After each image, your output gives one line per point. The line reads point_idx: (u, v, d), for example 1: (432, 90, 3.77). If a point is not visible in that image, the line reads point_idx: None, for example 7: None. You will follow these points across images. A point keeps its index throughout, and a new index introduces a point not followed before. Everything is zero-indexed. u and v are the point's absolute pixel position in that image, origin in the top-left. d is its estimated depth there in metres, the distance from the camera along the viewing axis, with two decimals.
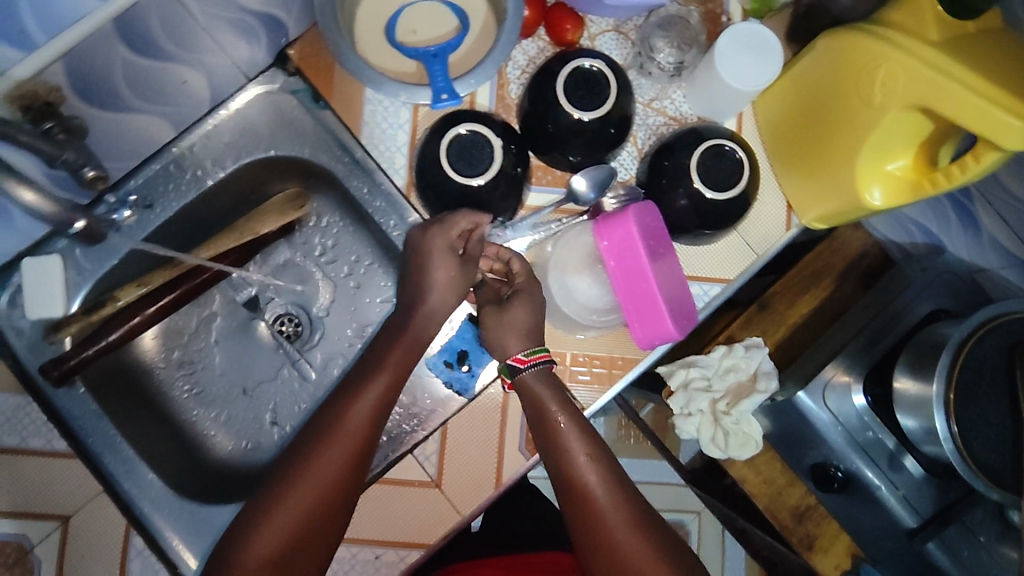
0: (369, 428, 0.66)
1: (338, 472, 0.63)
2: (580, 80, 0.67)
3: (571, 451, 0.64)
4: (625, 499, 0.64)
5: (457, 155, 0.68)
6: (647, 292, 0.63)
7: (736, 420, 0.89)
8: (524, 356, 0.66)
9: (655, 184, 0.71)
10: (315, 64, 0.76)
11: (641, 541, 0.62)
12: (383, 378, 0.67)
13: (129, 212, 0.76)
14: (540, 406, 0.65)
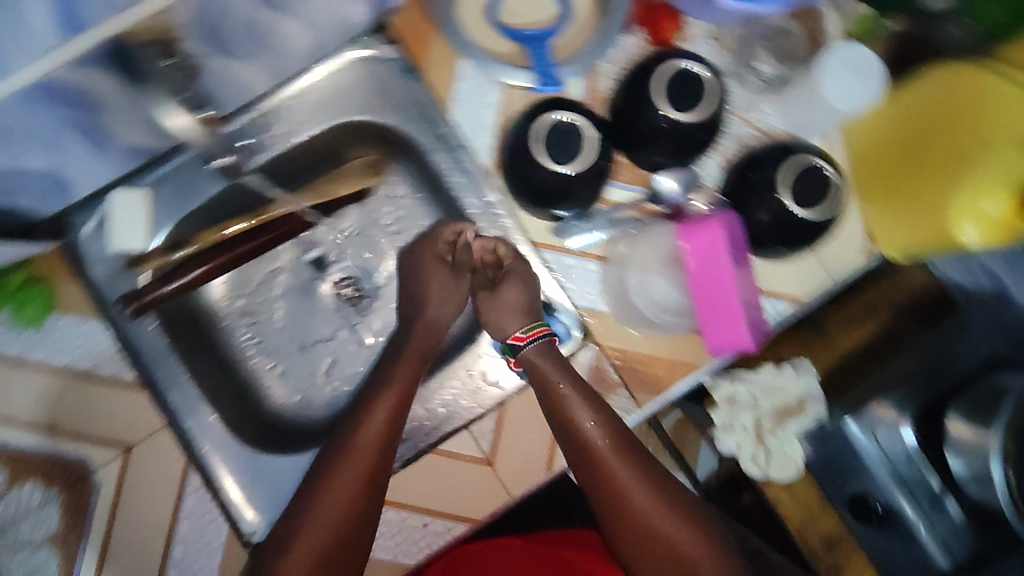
0: (379, 454, 0.65)
1: (358, 489, 0.64)
2: (681, 81, 0.67)
3: (576, 417, 0.67)
4: (635, 461, 0.67)
5: (554, 142, 0.68)
6: (726, 303, 0.65)
7: (782, 442, 0.84)
8: (521, 334, 0.71)
9: (739, 195, 0.71)
10: (414, 33, 0.74)
11: (654, 500, 0.66)
12: (391, 397, 0.68)
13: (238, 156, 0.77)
14: (546, 377, 0.69)
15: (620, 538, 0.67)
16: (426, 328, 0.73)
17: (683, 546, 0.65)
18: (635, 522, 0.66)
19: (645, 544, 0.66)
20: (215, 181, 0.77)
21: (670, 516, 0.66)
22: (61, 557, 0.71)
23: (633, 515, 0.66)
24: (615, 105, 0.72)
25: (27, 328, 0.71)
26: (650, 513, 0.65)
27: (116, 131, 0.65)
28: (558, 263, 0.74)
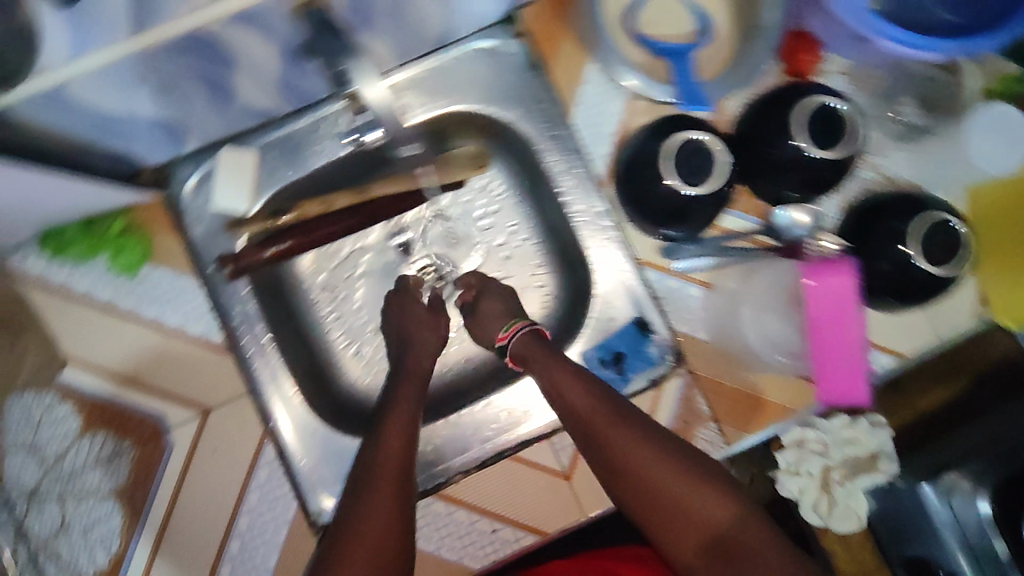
0: (401, 462, 0.63)
1: (387, 510, 0.60)
2: (821, 118, 0.65)
3: (558, 380, 0.64)
4: (632, 424, 0.60)
5: (682, 161, 0.66)
6: (848, 353, 0.63)
7: (850, 493, 0.67)
8: (502, 333, 0.70)
9: (861, 242, 0.69)
10: (547, 31, 0.74)
11: (654, 458, 0.58)
12: (396, 423, 0.66)
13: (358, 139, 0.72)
14: (538, 356, 0.67)
15: (635, 510, 0.59)
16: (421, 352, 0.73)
17: (699, 505, 0.56)
18: (643, 486, 0.58)
19: (659, 511, 0.57)
20: (320, 152, 0.75)
21: (672, 470, 0.57)
22: (125, 512, 0.70)
23: (640, 479, 0.58)
24: (741, 130, 0.70)
25: (123, 276, 0.70)
26: (654, 470, 0.58)
27: (241, 91, 0.63)
28: (660, 283, 0.73)
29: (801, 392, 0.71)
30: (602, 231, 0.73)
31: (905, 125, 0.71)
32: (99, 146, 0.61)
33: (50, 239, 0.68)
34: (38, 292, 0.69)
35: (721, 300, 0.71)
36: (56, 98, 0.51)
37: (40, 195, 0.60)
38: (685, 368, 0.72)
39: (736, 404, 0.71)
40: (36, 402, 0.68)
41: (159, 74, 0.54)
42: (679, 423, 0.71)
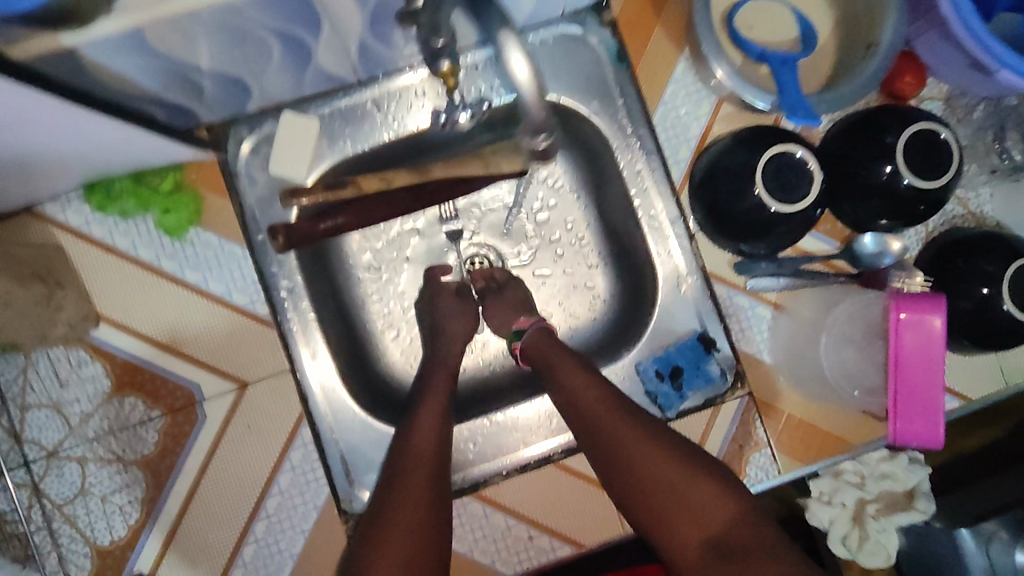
0: (438, 449, 0.60)
1: (423, 502, 0.56)
2: (924, 144, 0.62)
3: (565, 377, 0.62)
4: (634, 418, 0.59)
5: (772, 175, 0.62)
6: (931, 396, 0.59)
7: (883, 528, 0.63)
8: (525, 317, 0.69)
9: (946, 278, 0.66)
10: (635, 24, 0.71)
11: (653, 451, 0.57)
12: (431, 411, 0.63)
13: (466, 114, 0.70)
14: (547, 352, 0.65)
15: (633, 504, 0.57)
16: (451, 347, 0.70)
17: (697, 498, 0.55)
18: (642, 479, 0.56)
19: (655, 503, 0.56)
20: (387, 127, 0.71)
21: (670, 462, 0.56)
22: (147, 482, 0.66)
23: (639, 471, 0.57)
24: (828, 147, 0.67)
25: (169, 237, 0.67)
26: (653, 462, 0.56)
27: (317, 53, 0.60)
28: (729, 300, 0.70)
29: (866, 427, 0.68)
30: (672, 240, 0.70)
31: (1005, 160, 0.67)
32: (162, 97, 0.58)
33: (95, 191, 0.65)
34: (78, 244, 0.66)
35: (791, 324, 0.68)
36: (131, 41, 0.48)
37: (95, 143, 0.57)
38: (746, 390, 0.69)
39: (796, 433, 0.68)
40: (67, 356, 0.66)
41: (239, 28, 0.51)
42: (733, 445, 0.68)
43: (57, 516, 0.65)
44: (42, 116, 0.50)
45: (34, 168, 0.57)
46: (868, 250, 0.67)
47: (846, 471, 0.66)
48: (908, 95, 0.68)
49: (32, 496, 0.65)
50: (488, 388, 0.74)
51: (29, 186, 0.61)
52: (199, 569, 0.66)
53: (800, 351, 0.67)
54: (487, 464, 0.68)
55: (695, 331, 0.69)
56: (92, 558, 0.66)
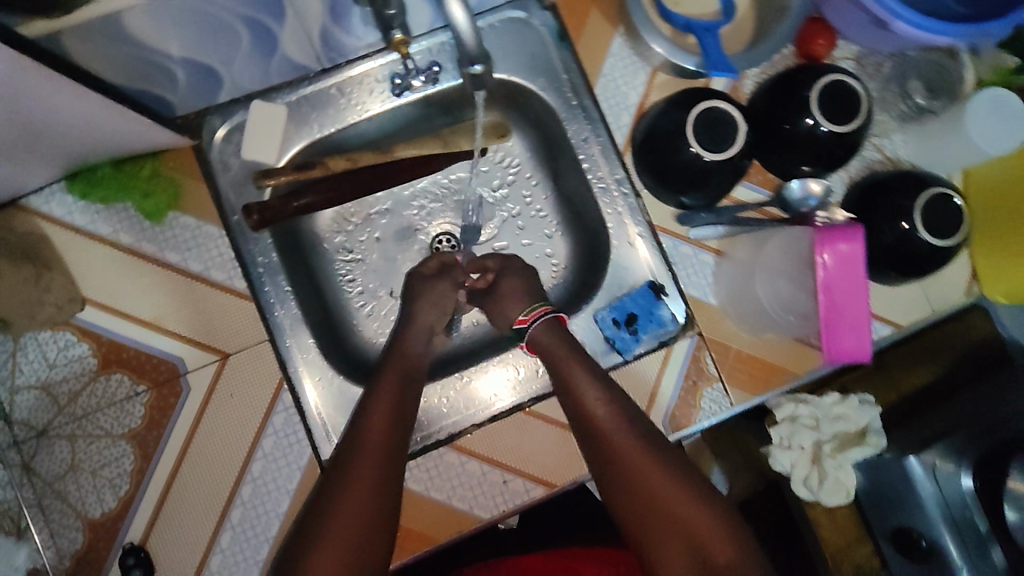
0: (389, 439, 0.63)
1: (378, 478, 0.60)
2: (835, 94, 0.68)
3: (579, 386, 0.64)
4: (645, 439, 0.61)
5: (702, 129, 0.68)
6: (857, 310, 0.66)
7: (839, 465, 0.71)
8: (524, 317, 0.70)
9: (866, 215, 0.72)
10: (574, 6, 0.77)
11: (662, 475, 0.59)
12: (385, 395, 0.66)
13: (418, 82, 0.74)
14: (555, 353, 0.67)
15: (626, 514, 0.60)
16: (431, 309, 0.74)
17: (696, 522, 0.58)
18: (645, 495, 0.59)
19: (652, 520, 0.58)
20: (349, 110, 0.75)
21: (676, 485, 0.59)
22: (136, 454, 0.69)
23: (644, 487, 0.59)
24: (755, 106, 0.74)
25: (149, 221, 0.71)
26: (662, 484, 0.59)
27: (282, 41, 0.65)
28: (675, 250, 0.76)
29: (805, 357, 0.75)
30: (619, 199, 0.76)
31: (912, 106, 0.76)
32: (138, 86, 0.62)
33: (77, 180, 0.69)
34: (61, 233, 0.70)
35: (731, 267, 0.74)
36: (109, 28, 0.52)
37: (77, 130, 0.61)
38: (695, 330, 0.75)
39: (741, 368, 0.74)
40: (54, 339, 0.69)
41: (209, 16, 0.56)
42: (687, 382, 0.74)
43: (49, 493, 0.68)
44: (28, 100, 0.54)
45: (19, 157, 0.61)
46: (796, 195, 0.75)
47: (802, 416, 0.72)
48: (822, 56, 0.75)
49: (24, 474, 0.68)
50: (459, 353, 0.81)
51: (14, 175, 0.64)
52: (188, 535, 0.69)
53: (741, 290, 0.73)
54: (459, 417, 0.74)
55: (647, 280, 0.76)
56: (84, 531, 0.68)
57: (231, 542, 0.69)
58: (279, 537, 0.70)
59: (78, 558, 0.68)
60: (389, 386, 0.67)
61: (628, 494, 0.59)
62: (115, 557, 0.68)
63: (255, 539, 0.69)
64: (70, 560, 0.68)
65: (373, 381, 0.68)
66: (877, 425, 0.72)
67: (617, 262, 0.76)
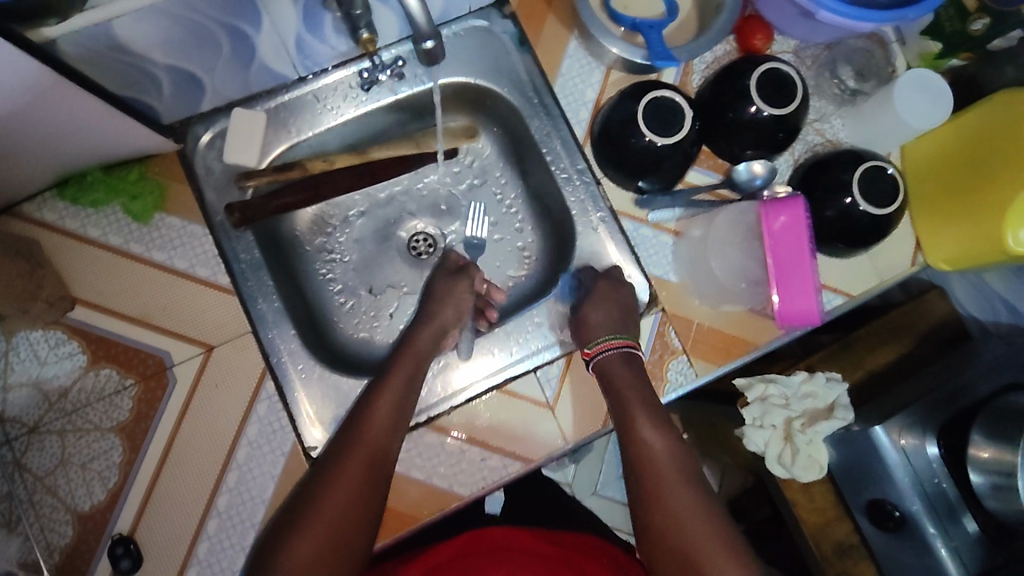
0: (386, 440, 0.65)
1: (363, 472, 0.63)
2: (772, 80, 0.74)
3: (636, 411, 0.69)
4: (689, 484, 0.66)
5: (651, 117, 0.74)
6: (803, 276, 0.72)
7: (810, 440, 0.79)
8: (589, 350, 0.73)
9: (810, 192, 0.78)
10: (532, 12, 0.82)
11: (690, 514, 0.64)
12: (389, 391, 0.68)
13: (386, 76, 0.80)
14: (617, 378, 0.71)
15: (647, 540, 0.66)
16: (447, 304, 0.77)
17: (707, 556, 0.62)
18: (667, 528, 0.64)
19: (668, 549, 0.64)
20: (325, 115, 0.80)
21: (700, 525, 0.64)
22: (125, 446, 0.72)
23: (670, 522, 0.64)
24: (702, 96, 0.80)
25: (137, 222, 0.74)
26: (686, 520, 0.64)
27: (260, 48, 0.70)
28: (636, 233, 0.80)
29: (764, 329, 0.78)
30: (582, 188, 0.81)
31: (844, 90, 0.82)
32: (126, 93, 0.67)
33: (69, 185, 0.73)
34: (52, 237, 0.73)
35: (688, 246, 0.79)
36: (101, 35, 0.57)
37: (69, 135, 0.65)
38: (659, 307, 0.79)
39: (705, 341, 0.78)
40: (45, 338, 0.72)
41: (192, 23, 0.61)
42: (654, 356, 0.78)
43: (39, 488, 0.70)
44: (21, 102, 0.58)
45: (11, 161, 0.65)
46: (743, 177, 0.80)
47: (773, 396, 0.82)
48: (762, 50, 0.81)
49: (15, 470, 0.70)
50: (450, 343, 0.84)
51: (7, 181, 0.68)
52: (177, 523, 0.71)
53: (698, 265, 0.78)
54: (437, 401, 0.77)
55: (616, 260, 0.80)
56: (75, 524, 0.70)
57: (219, 529, 0.71)
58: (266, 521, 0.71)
59: (69, 551, 0.69)
60: (394, 383, 0.69)
61: (654, 525, 0.65)
62: (105, 547, 0.70)
63: (243, 524, 0.71)
64: (60, 553, 0.69)
65: (379, 380, 0.70)
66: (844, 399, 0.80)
67: (583, 247, 0.81)
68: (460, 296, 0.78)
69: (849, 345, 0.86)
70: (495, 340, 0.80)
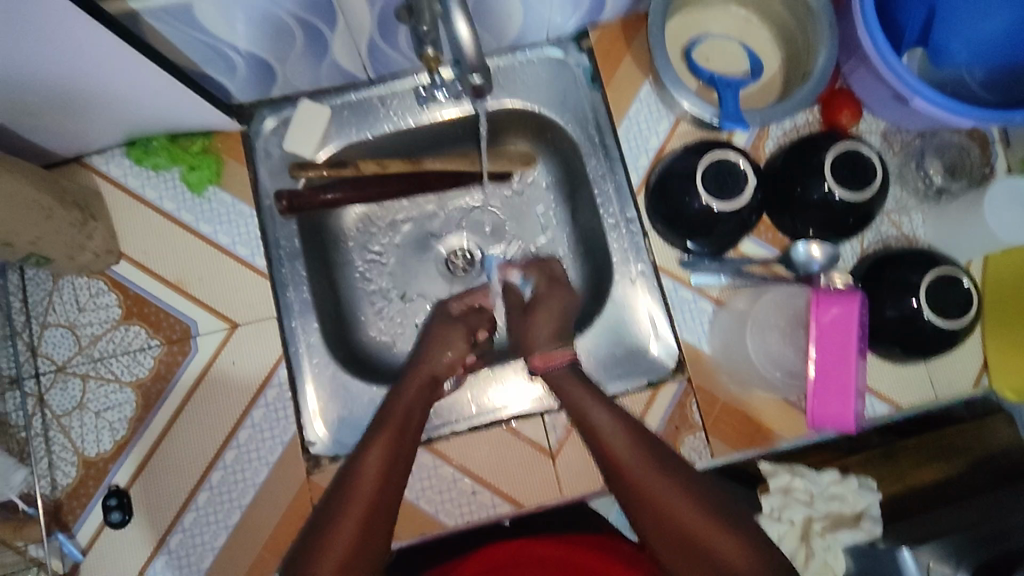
0: (381, 489, 0.60)
1: (361, 524, 0.57)
2: (851, 160, 0.69)
3: (593, 415, 0.64)
4: (661, 464, 0.60)
5: (711, 177, 0.70)
6: (843, 377, 0.67)
7: (828, 546, 0.69)
8: (541, 356, 0.68)
9: (872, 286, 0.72)
10: (610, 50, 0.81)
11: (674, 493, 0.58)
12: (381, 443, 0.62)
13: (445, 94, 0.79)
14: (570, 390, 0.66)
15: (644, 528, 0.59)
16: (439, 356, 0.72)
17: (725, 544, 0.56)
18: (662, 518, 0.58)
19: (682, 550, 0.57)
20: (387, 120, 0.81)
21: (694, 508, 0.58)
22: (138, 403, 0.74)
23: (664, 508, 0.58)
24: (772, 165, 0.75)
25: (191, 192, 0.77)
26: (682, 507, 0.58)
27: (332, 46, 0.71)
28: (674, 293, 0.77)
29: (794, 422, 0.75)
30: (627, 236, 0.79)
31: (929, 185, 0.76)
32: (202, 70, 0.70)
33: (135, 146, 0.76)
34: (114, 192, 0.77)
35: (728, 317, 0.75)
36: (179, 14, 0.59)
37: (140, 101, 0.68)
38: (685, 375, 0.76)
39: (726, 421, 0.74)
40: (88, 286, 0.76)
41: (266, 13, 0.62)
42: (669, 427, 0.74)
43: (55, 425, 0.74)
44: (98, 66, 0.61)
45: (85, 116, 0.69)
46: (800, 258, 0.74)
47: (797, 489, 0.72)
48: (846, 126, 0.76)
49: (37, 405, 0.74)
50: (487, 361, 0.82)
51: (83, 134, 0.73)
52: (170, 488, 0.73)
53: (734, 341, 0.74)
54: (440, 422, 0.76)
55: (635, 308, 0.78)
56: (78, 467, 0.73)
57: (208, 502, 0.72)
58: (253, 504, 0.72)
59: (68, 492, 0.73)
60: (387, 436, 0.63)
61: (656, 526, 0.58)
62: (101, 496, 0.72)
63: (230, 504, 0.72)
64: (61, 491, 0.73)
65: (374, 428, 0.64)
66: (875, 510, 0.70)
67: (616, 301, 0.78)
68: (453, 354, 0.72)
69: (889, 454, 0.75)
70: (507, 365, 0.78)
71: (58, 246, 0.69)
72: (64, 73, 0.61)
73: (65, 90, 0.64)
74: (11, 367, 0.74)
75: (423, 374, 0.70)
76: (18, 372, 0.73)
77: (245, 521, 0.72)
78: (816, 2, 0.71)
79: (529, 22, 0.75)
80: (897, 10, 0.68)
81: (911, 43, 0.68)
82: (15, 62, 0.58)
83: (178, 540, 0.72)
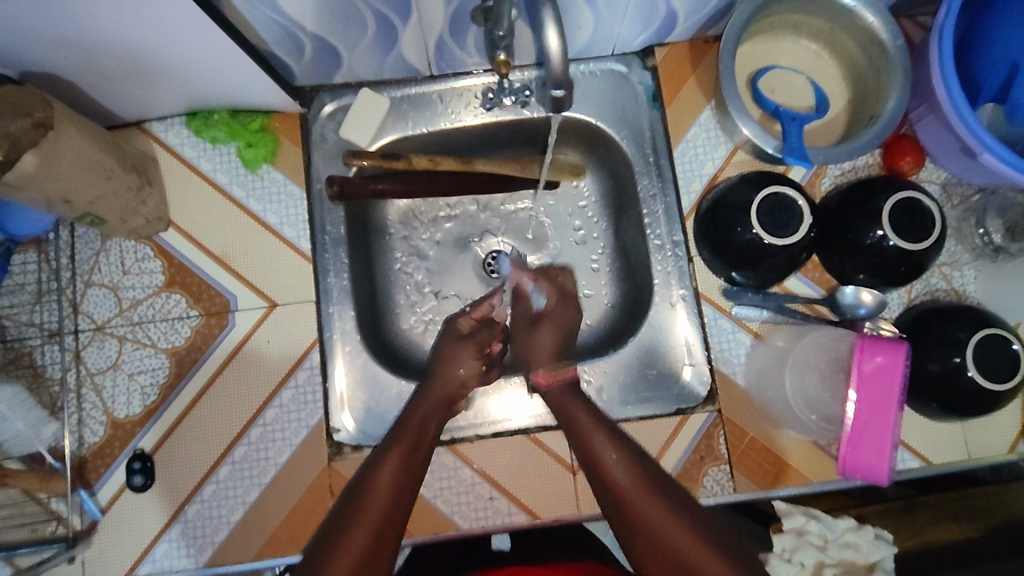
0: (392, 499, 0.60)
1: (369, 542, 0.58)
2: (911, 210, 0.68)
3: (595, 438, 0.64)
4: (660, 488, 0.61)
5: (766, 211, 0.70)
6: (878, 428, 0.67)
7: None
8: (544, 376, 0.70)
9: (919, 338, 0.71)
10: (675, 72, 0.80)
11: (673, 517, 0.59)
12: (395, 455, 0.63)
13: (512, 101, 0.79)
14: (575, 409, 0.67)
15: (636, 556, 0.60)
16: (451, 376, 0.70)
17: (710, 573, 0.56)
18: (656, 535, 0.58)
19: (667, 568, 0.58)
20: (444, 116, 0.81)
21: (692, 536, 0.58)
22: (171, 370, 0.75)
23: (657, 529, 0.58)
24: (826, 204, 0.75)
25: (245, 168, 0.78)
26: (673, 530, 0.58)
27: (402, 38, 0.71)
28: (714, 321, 0.77)
29: (822, 467, 0.74)
30: (672, 260, 0.78)
31: (987, 243, 0.74)
32: (272, 50, 0.71)
33: (196, 117, 0.77)
34: (170, 160, 0.78)
35: (766, 352, 0.75)
36: None
37: (208, 73, 0.69)
38: (715, 407, 0.75)
39: (752, 456, 0.74)
40: (135, 250, 0.77)
41: None
42: (695, 455, 0.74)
43: (88, 383, 0.75)
44: (174, 37, 0.62)
45: (152, 82, 0.70)
46: (846, 300, 0.74)
47: (811, 533, 0.68)
48: (906, 173, 0.76)
49: (73, 360, 0.75)
50: None
51: (146, 100, 0.74)
52: (194, 458, 0.73)
53: (770, 378, 0.74)
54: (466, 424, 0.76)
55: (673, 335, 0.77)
56: (106, 426, 0.74)
57: (229, 476, 0.73)
58: (272, 484, 0.73)
59: (94, 450, 0.74)
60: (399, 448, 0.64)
61: (647, 542, 0.59)
62: (125, 458, 0.73)
63: (250, 480, 0.73)
64: (87, 449, 0.74)
65: (387, 440, 0.65)
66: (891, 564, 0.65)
67: (654, 323, 0.77)
68: (465, 374, 0.71)
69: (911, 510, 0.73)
70: None
71: (113, 208, 0.70)
72: (142, 38, 0.61)
73: (138, 56, 0.64)
74: (52, 320, 0.75)
75: (441, 393, 0.70)
76: (59, 326, 0.74)
77: (264, 499, 0.72)
78: (892, 45, 0.70)
79: (598, 34, 0.75)
80: (978, 61, 0.67)
81: (989, 98, 0.68)
82: (98, 24, 0.58)
83: (195, 510, 0.72)
